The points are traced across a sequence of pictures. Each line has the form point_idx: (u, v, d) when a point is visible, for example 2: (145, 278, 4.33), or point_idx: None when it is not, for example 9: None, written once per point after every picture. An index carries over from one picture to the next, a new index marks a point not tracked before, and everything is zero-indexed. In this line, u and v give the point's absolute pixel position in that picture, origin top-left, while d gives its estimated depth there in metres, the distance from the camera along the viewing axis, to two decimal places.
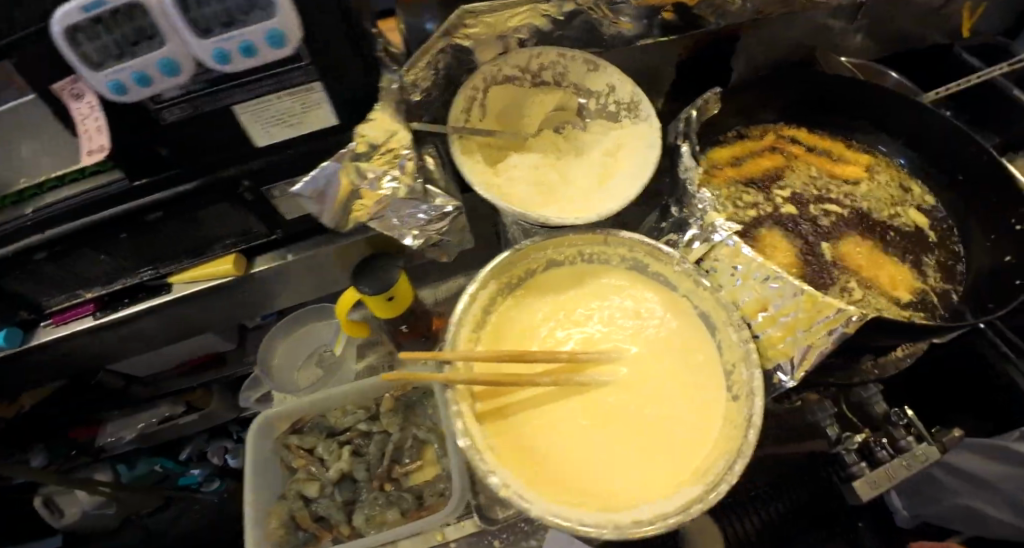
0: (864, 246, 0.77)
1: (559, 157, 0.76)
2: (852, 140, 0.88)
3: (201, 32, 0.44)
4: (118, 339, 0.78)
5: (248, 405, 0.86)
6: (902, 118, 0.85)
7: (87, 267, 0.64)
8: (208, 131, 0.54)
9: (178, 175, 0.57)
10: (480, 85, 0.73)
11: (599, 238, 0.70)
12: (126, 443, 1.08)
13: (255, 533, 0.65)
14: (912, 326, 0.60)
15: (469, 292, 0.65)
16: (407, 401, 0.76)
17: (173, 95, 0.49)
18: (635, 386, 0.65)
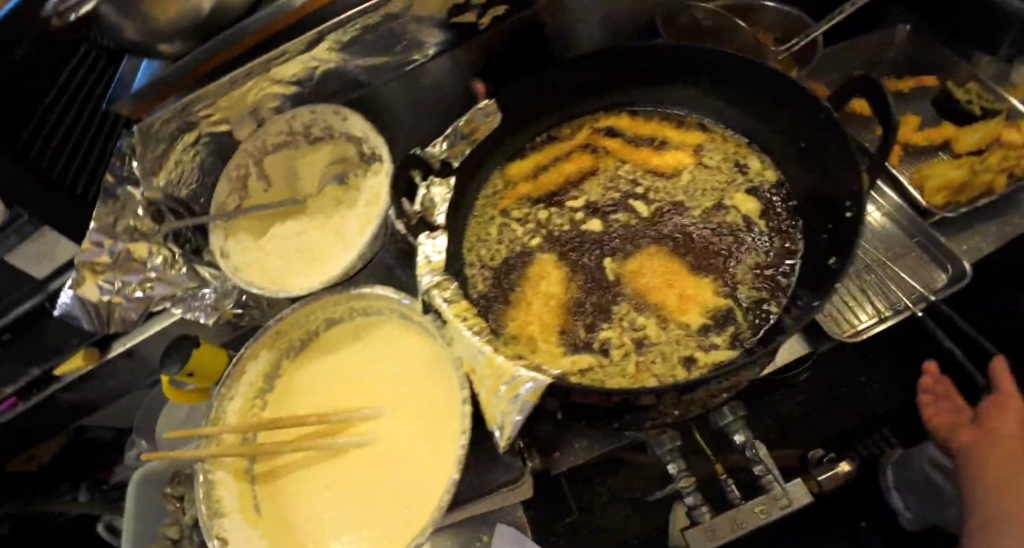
0: (665, 257, 0.66)
1: (334, 214, 0.78)
2: (677, 118, 0.76)
3: None
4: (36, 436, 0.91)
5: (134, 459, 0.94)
6: (735, 80, 0.70)
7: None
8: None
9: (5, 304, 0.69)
10: (247, 161, 0.77)
11: (358, 295, 0.72)
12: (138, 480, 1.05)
13: None
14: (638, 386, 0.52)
15: (234, 367, 0.71)
16: None
17: None
18: (388, 444, 0.66)
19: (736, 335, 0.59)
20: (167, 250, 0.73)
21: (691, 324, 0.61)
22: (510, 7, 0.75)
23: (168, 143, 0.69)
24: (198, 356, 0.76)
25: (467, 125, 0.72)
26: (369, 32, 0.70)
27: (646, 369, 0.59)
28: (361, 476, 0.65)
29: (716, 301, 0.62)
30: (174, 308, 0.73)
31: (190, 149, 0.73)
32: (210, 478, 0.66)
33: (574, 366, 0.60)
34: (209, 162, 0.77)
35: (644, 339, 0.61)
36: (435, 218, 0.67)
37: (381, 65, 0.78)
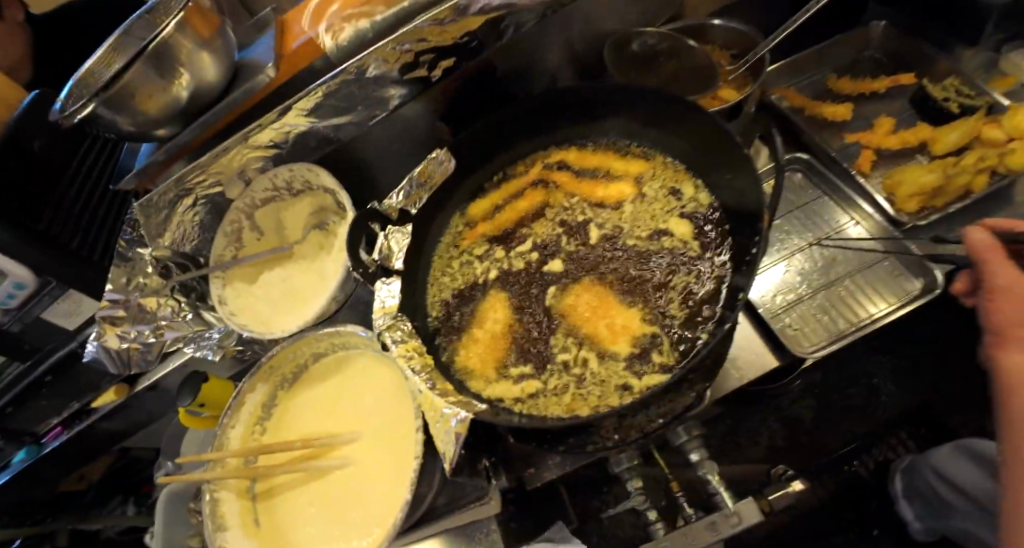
0: (601, 287, 0.71)
1: (315, 259, 0.87)
2: (621, 148, 0.81)
3: None
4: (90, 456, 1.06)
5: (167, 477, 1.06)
6: (672, 111, 0.73)
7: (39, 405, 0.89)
8: (40, 328, 0.80)
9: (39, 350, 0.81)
10: (239, 217, 0.88)
11: (336, 332, 0.80)
12: None
13: None
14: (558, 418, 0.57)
15: (233, 400, 0.80)
16: None
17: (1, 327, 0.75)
18: (361, 467, 0.73)
19: (661, 362, 0.62)
20: (173, 301, 0.83)
21: (620, 352, 0.65)
22: (458, 59, 0.82)
23: (168, 209, 0.80)
24: (210, 389, 0.87)
25: (423, 174, 0.79)
26: (331, 96, 0.78)
27: (579, 398, 0.63)
28: (339, 495, 0.73)
29: (643, 330, 0.65)
30: (187, 346, 0.84)
31: (190, 210, 0.84)
32: (215, 496, 0.76)
33: (523, 391, 0.66)
34: (208, 219, 0.88)
35: (576, 369, 0.66)
36: (393, 263, 0.74)
37: (350, 122, 0.86)
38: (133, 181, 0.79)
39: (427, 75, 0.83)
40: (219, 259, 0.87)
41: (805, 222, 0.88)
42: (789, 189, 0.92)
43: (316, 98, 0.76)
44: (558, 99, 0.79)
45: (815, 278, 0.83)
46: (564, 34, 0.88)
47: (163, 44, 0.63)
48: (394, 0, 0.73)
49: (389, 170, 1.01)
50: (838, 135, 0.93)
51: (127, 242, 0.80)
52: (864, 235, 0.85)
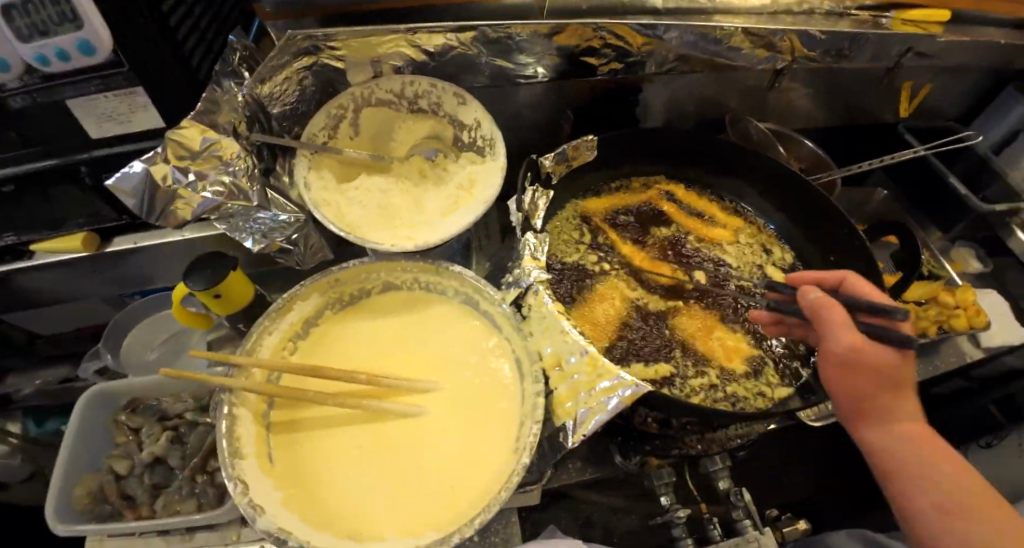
0: (710, 318, 0.77)
1: (418, 185, 0.78)
2: (727, 201, 0.91)
3: (19, 37, 0.48)
4: None
5: (86, 377, 0.81)
6: (793, 191, 0.85)
7: None
8: (52, 122, 0.57)
9: (25, 152, 0.59)
10: (347, 105, 0.75)
11: (432, 268, 0.72)
12: (32, 399, 0.91)
13: (58, 496, 0.65)
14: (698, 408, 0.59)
15: (282, 302, 0.66)
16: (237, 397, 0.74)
17: (8, 84, 0.52)
18: (431, 424, 0.64)
19: (773, 385, 0.72)
20: (248, 161, 0.67)
21: (737, 371, 0.72)
22: (623, 67, 0.87)
23: (290, 57, 0.67)
24: (232, 282, 0.70)
25: (569, 151, 0.79)
26: (515, 36, 0.75)
27: (710, 399, 0.68)
28: (402, 447, 0.62)
29: (753, 356, 0.75)
30: (221, 222, 0.67)
31: (301, 72, 0.71)
32: (230, 413, 0.59)
33: (657, 375, 0.69)
34: (310, 90, 0.75)
35: (697, 377, 0.70)
36: (535, 221, 0.71)
37: (501, 70, 0.83)
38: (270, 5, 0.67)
39: (594, 66, 0.85)
40: (311, 138, 0.73)
41: None
42: None
43: (505, 31, 0.74)
44: (702, 140, 0.87)
45: None
46: (693, 93, 0.99)
47: None
48: None
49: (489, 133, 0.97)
50: None
51: (224, 69, 0.63)
52: None
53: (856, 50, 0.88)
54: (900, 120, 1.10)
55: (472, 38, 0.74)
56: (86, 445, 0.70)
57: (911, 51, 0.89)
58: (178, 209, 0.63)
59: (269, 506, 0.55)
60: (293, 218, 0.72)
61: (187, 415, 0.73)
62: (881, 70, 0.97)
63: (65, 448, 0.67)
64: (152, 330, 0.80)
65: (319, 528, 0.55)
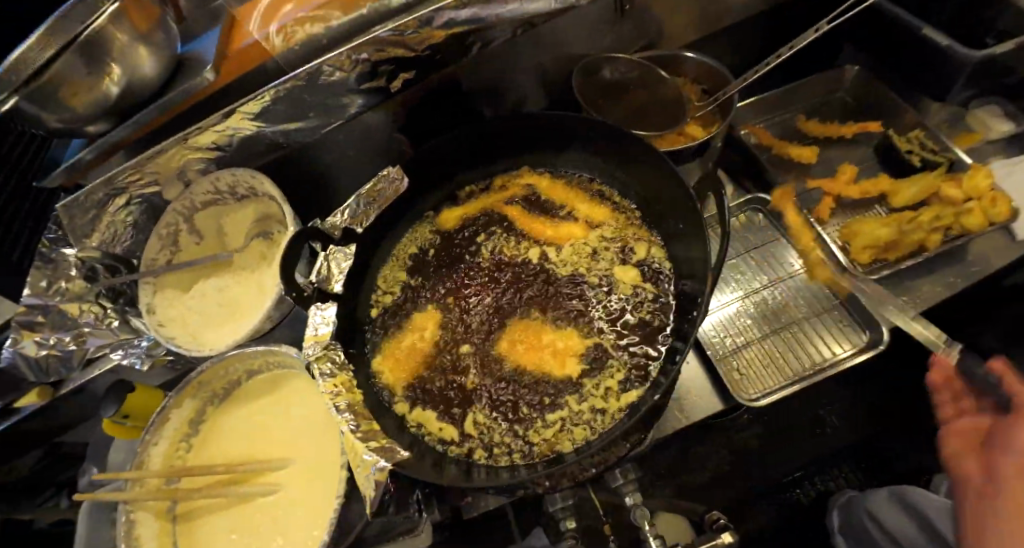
0: (538, 326, 0.68)
1: (257, 270, 0.83)
2: (592, 187, 0.78)
3: None
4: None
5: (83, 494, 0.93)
6: (640, 159, 0.71)
7: None
8: None
9: None
10: (177, 220, 0.82)
11: (271, 351, 0.76)
12: None
13: None
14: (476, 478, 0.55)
15: (156, 415, 0.76)
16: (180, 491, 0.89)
17: None
18: (286, 502, 0.71)
19: (613, 400, 0.62)
20: (97, 307, 0.78)
21: (567, 387, 0.64)
22: (418, 71, 0.79)
23: (98, 208, 0.74)
24: (135, 401, 0.82)
25: (372, 191, 0.76)
26: (284, 99, 0.74)
27: (533, 432, 0.62)
28: (263, 522, 0.71)
29: (594, 359, 0.65)
30: (112, 353, 0.79)
31: (121, 210, 0.78)
32: (132, 518, 0.72)
33: (441, 432, 0.64)
34: (143, 220, 0.82)
35: (517, 404, 0.64)
36: (334, 286, 0.71)
37: (302, 128, 0.82)
38: (60, 177, 0.72)
39: (386, 85, 0.79)
40: (153, 261, 0.82)
41: (762, 262, 0.89)
42: (751, 230, 0.92)
43: (264, 101, 0.72)
44: (519, 121, 0.76)
45: (772, 321, 0.84)
46: (535, 58, 0.86)
47: (95, 35, 0.59)
48: (351, 5, 0.69)
49: (344, 179, 0.96)
50: (801, 178, 0.93)
51: (51, 241, 0.74)
52: (815, 280, 0.86)
53: None
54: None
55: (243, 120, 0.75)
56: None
57: None
58: (66, 359, 0.77)
59: None
60: None
61: None
62: None
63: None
64: None
65: None
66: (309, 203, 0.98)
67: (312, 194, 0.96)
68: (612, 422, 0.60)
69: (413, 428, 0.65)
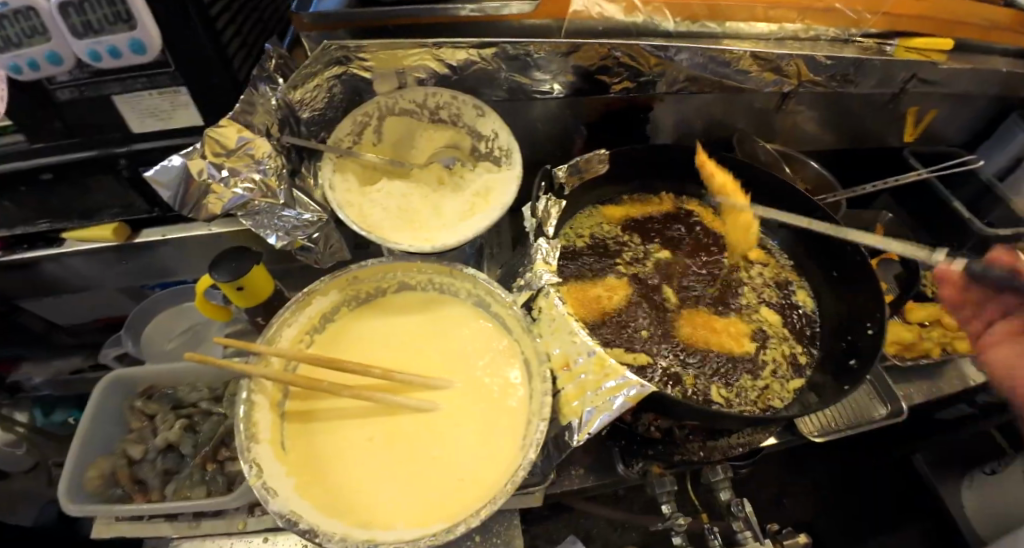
0: (711, 315, 0.79)
1: (436, 192, 0.81)
2: None
3: (77, 34, 0.53)
4: None
5: (101, 363, 0.80)
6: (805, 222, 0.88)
7: None
8: (100, 113, 0.62)
9: (71, 143, 0.63)
10: (372, 113, 0.79)
11: (448, 270, 0.74)
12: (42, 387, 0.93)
13: (68, 481, 0.66)
14: (699, 412, 0.61)
15: (302, 295, 0.68)
16: (213, 399, 0.77)
17: (61, 78, 0.57)
18: (442, 423, 0.66)
19: (781, 389, 0.74)
20: (278, 162, 0.70)
21: (737, 374, 0.74)
22: (635, 86, 0.91)
23: (325, 65, 0.71)
24: (255, 275, 0.72)
25: (581, 163, 0.83)
26: (538, 52, 0.80)
27: (716, 398, 0.70)
28: (408, 439, 0.65)
29: (760, 351, 0.77)
30: (242, 217, 0.70)
31: (333, 79, 0.74)
32: (248, 399, 0.61)
33: (635, 361, 0.71)
34: (338, 98, 0.78)
35: (702, 372, 0.73)
36: (548, 228, 0.74)
37: (519, 86, 0.88)
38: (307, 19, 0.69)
39: (607, 84, 0.89)
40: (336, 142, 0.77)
41: None
42: None
43: (526, 49, 0.78)
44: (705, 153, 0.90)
45: None
46: (703, 116, 1.04)
47: None
48: (626, 10, 0.82)
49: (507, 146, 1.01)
50: None
51: (257, 73, 0.67)
52: None
53: (853, 79, 0.94)
54: (906, 146, 1.15)
55: (493, 54, 0.79)
56: (97, 432, 0.71)
57: (916, 78, 0.96)
58: (196, 206, 0.66)
59: (282, 491, 0.57)
60: (315, 217, 0.75)
61: (201, 404, 0.75)
62: (883, 97, 1.03)
63: (76, 439, 0.68)
64: (173, 323, 0.82)
65: (329, 515, 0.57)
66: None
67: None
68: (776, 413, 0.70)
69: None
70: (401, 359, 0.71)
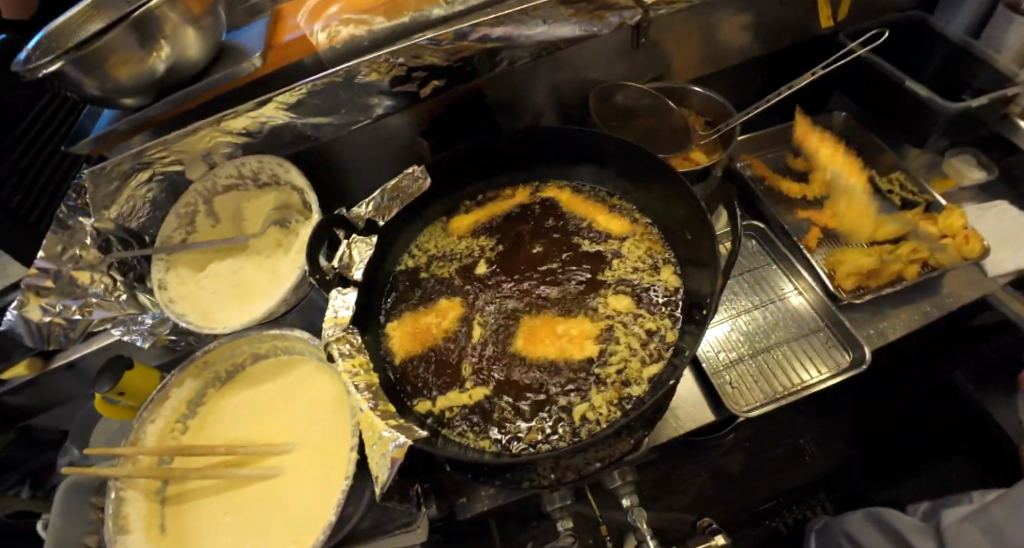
0: (552, 317, 0.72)
1: (270, 257, 0.83)
2: (610, 203, 0.82)
3: None
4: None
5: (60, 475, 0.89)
6: (659, 178, 0.75)
7: None
8: None
9: None
10: (195, 201, 0.83)
11: (278, 335, 0.78)
12: None
13: None
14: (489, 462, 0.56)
15: (154, 394, 0.75)
16: None
17: None
18: (284, 487, 0.71)
19: (628, 383, 0.64)
20: (108, 279, 0.78)
21: (578, 375, 0.66)
22: (449, 81, 0.83)
23: (121, 180, 0.74)
24: (132, 376, 0.80)
25: (397, 188, 0.79)
26: (320, 93, 0.76)
27: (542, 417, 0.64)
28: (260, 506, 0.70)
29: (607, 343, 0.68)
30: (113, 329, 0.79)
31: (142, 186, 0.78)
32: (121, 495, 0.70)
33: (464, 393, 0.67)
34: (162, 198, 0.82)
35: (537, 383, 0.67)
36: (353, 274, 0.73)
37: (331, 123, 0.83)
38: (87, 147, 0.72)
39: (416, 90, 0.83)
40: (167, 239, 0.82)
41: (753, 285, 0.95)
42: (745, 255, 0.99)
43: (300, 94, 0.74)
44: (532, 133, 0.81)
45: (758, 341, 0.89)
46: (560, 76, 0.92)
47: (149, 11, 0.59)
48: (395, 12, 0.74)
49: (363, 177, 0.98)
50: (790, 210, 1.01)
51: (70, 208, 0.75)
52: (805, 304, 0.91)
53: None
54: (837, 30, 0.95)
55: (276, 108, 0.75)
56: None
57: None
58: (69, 329, 0.77)
59: None
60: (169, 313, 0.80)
61: None
62: None
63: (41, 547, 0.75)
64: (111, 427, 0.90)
65: None
66: (324, 198, 1.00)
67: (329, 187, 0.98)
68: (618, 416, 0.61)
69: (414, 401, 0.68)
70: (254, 430, 0.77)
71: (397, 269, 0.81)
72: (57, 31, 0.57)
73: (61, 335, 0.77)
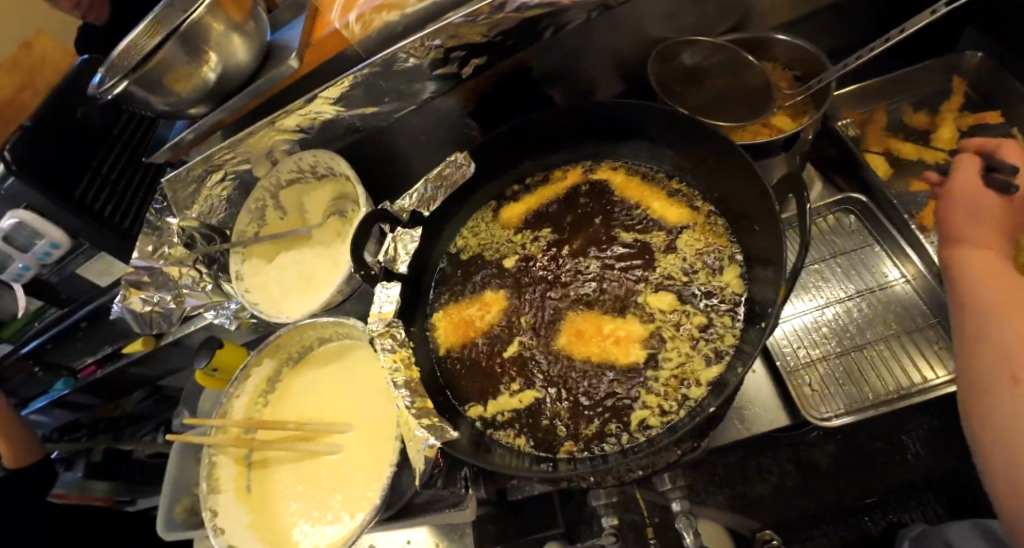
0: (596, 313, 0.68)
1: (329, 247, 0.88)
2: (670, 186, 0.74)
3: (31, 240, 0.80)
4: (116, 395, 1.16)
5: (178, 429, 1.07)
6: (723, 158, 0.66)
7: (74, 348, 1.00)
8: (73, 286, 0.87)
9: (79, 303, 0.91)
10: (264, 195, 0.90)
11: (336, 322, 0.82)
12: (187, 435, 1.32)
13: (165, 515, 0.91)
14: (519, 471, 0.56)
15: (239, 372, 0.84)
16: None
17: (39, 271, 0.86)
18: (345, 466, 0.77)
19: (674, 392, 0.59)
20: (195, 271, 0.88)
21: (622, 378, 0.63)
22: (490, 58, 0.78)
23: (197, 183, 0.82)
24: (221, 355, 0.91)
25: (439, 176, 0.78)
26: (359, 85, 0.75)
27: (582, 423, 0.61)
28: (326, 479, 0.78)
29: (654, 345, 0.63)
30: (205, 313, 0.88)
31: (217, 185, 0.86)
32: (214, 459, 0.82)
33: (504, 391, 0.67)
34: (235, 194, 0.90)
35: (578, 385, 0.64)
36: (398, 267, 0.74)
37: (376, 112, 0.83)
38: (166, 154, 0.81)
39: (456, 72, 0.79)
40: (243, 233, 0.90)
41: (846, 271, 0.82)
42: (840, 234, 0.85)
43: (344, 86, 0.74)
44: (581, 112, 0.75)
45: (847, 337, 0.77)
46: (617, 38, 0.81)
47: (195, 23, 0.63)
48: None
49: (417, 163, 0.99)
50: (903, 178, 0.85)
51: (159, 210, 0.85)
52: (912, 293, 0.77)
53: None
54: None
55: (324, 102, 0.76)
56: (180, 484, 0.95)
57: None
58: (167, 315, 0.87)
59: (229, 529, 0.76)
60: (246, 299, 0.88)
61: None
62: None
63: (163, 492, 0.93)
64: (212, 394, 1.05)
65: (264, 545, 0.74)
66: (380, 185, 1.02)
67: (383, 174, 1.00)
68: (660, 429, 0.57)
69: (456, 398, 0.69)
70: (321, 408, 0.83)
71: (444, 259, 0.82)
72: (124, 52, 0.64)
73: (160, 322, 0.88)
